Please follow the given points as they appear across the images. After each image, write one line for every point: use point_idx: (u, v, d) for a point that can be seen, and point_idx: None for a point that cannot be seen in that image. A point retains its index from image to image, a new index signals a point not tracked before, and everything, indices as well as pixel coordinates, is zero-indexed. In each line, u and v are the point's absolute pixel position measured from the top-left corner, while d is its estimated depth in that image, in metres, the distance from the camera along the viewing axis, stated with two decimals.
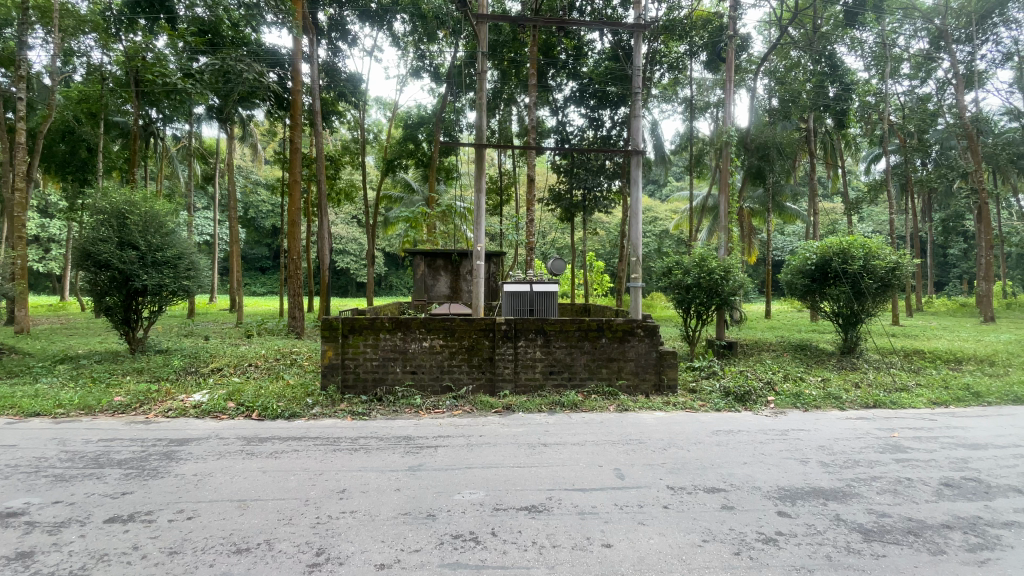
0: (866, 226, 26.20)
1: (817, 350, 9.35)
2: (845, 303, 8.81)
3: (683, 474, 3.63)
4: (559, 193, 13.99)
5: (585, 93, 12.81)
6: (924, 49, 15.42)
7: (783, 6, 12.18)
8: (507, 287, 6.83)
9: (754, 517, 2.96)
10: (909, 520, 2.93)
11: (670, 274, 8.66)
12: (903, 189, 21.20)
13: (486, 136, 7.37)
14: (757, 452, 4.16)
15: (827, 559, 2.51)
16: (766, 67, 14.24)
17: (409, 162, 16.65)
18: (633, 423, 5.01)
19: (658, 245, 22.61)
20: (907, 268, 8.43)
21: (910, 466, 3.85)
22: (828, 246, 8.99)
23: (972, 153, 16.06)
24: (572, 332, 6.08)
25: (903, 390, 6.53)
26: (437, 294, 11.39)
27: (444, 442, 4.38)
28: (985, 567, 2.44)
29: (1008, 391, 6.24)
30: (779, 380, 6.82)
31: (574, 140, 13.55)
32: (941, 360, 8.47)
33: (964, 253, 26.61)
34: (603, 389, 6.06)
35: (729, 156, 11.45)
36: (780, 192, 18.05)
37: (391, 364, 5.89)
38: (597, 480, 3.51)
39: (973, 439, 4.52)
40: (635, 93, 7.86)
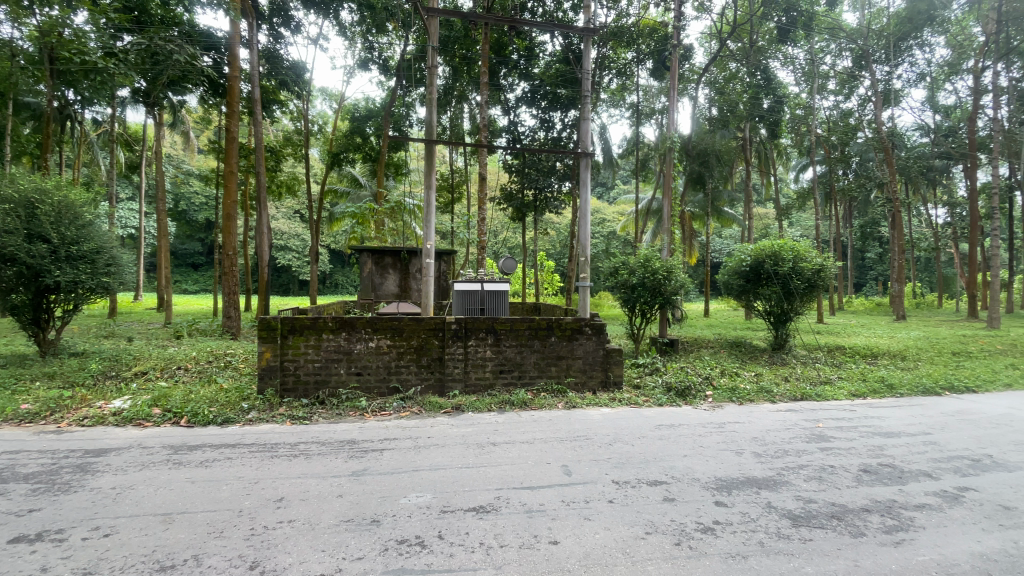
0: (795, 232, 28.09)
1: (751, 346, 9.91)
2: (777, 303, 9.36)
3: (628, 469, 3.72)
4: (510, 192, 13.96)
5: (536, 95, 12.91)
6: (848, 67, 16.78)
7: (723, 19, 12.80)
8: (457, 286, 6.74)
9: (693, 508, 3.08)
10: (833, 505, 3.15)
11: (617, 275, 8.90)
12: (827, 197, 22.85)
13: (436, 133, 7.23)
14: (697, 444, 4.34)
15: (760, 545, 2.65)
16: (707, 78, 14.92)
17: (356, 157, 16.13)
18: (581, 420, 5.10)
19: (606, 246, 23.22)
20: (831, 270, 9.07)
21: (833, 454, 4.15)
22: (761, 249, 9.54)
23: (888, 166, 17.50)
24: (522, 331, 6.11)
25: (827, 383, 7.04)
26: (384, 293, 11.09)
27: (391, 444, 4.26)
28: (901, 548, 2.65)
29: (916, 383, 6.85)
30: (717, 375, 7.18)
31: (525, 141, 13.61)
32: (859, 355, 9.20)
33: (879, 257, 29.11)
34: (552, 387, 6.13)
35: (672, 162, 11.92)
36: (718, 197, 19.03)
37: (335, 365, 5.67)
38: (545, 478, 3.53)
39: (887, 427, 4.94)
40: (584, 96, 7.97)
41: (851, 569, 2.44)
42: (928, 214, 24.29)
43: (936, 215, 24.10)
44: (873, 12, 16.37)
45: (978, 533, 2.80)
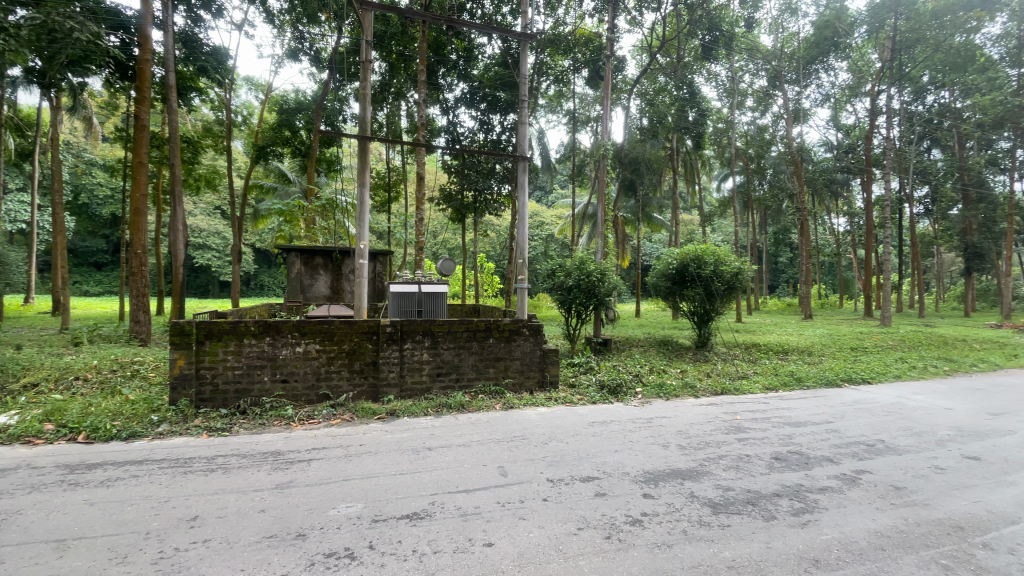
0: (717, 237, 30.05)
1: (677, 344, 10.47)
2: (700, 303, 9.96)
3: (562, 466, 3.80)
4: (449, 193, 13.82)
5: (476, 96, 12.88)
6: (764, 86, 18.27)
7: (653, 33, 13.43)
8: (393, 287, 6.59)
9: (623, 502, 3.20)
10: (749, 492, 3.39)
11: (554, 276, 9.09)
12: (745, 206, 24.63)
13: (370, 130, 7.02)
14: (627, 439, 4.52)
15: (684, 534, 2.79)
16: (638, 89, 15.55)
17: (284, 151, 15.31)
18: (518, 420, 5.14)
19: (545, 248, 23.72)
20: (747, 273, 9.77)
21: (749, 444, 4.47)
22: (686, 253, 10.09)
23: (797, 179, 19.10)
24: (461, 333, 6.07)
25: (744, 378, 7.59)
26: (314, 295, 10.61)
27: (319, 454, 4.08)
28: (806, 528, 2.90)
29: (821, 376, 7.55)
30: (646, 372, 7.53)
31: (464, 141, 13.52)
32: (772, 352, 9.99)
33: (790, 261, 31.80)
34: (490, 389, 6.15)
35: (606, 168, 12.33)
36: (649, 204, 19.94)
37: (257, 372, 5.34)
38: (481, 480, 3.52)
39: (795, 417, 5.41)
40: (521, 100, 8.05)
41: (764, 550, 2.64)
42: (831, 223, 26.85)
43: (837, 224, 26.70)
44: (786, 36, 17.77)
45: (872, 512, 3.12)
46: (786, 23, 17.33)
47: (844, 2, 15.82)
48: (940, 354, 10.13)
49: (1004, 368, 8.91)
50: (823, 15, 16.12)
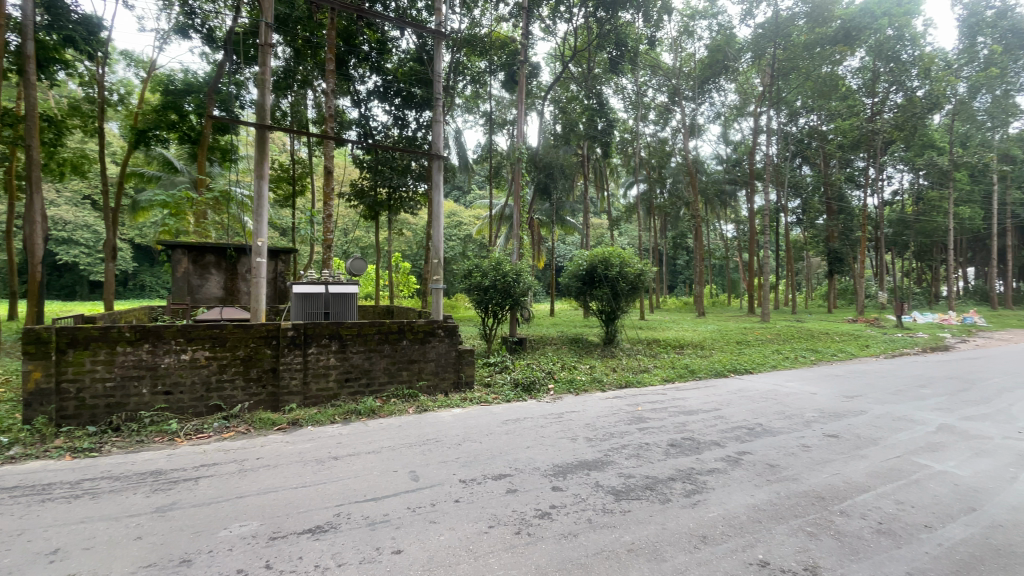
0: (624, 240, 31.91)
1: (587, 341, 10.96)
2: (607, 303, 10.54)
3: (474, 466, 3.82)
4: (361, 189, 13.23)
5: (389, 90, 12.49)
6: (665, 102, 19.79)
7: (566, 43, 13.99)
8: (297, 287, 6.20)
9: (533, 496, 3.29)
10: (648, 478, 3.64)
11: (470, 277, 9.08)
12: (649, 211, 26.42)
13: (271, 119, 6.56)
14: (538, 435, 4.65)
15: (589, 522, 2.94)
16: (552, 96, 16.05)
17: (169, 137, 13.77)
18: (430, 423, 5.08)
19: (463, 249, 23.73)
20: (649, 274, 10.48)
21: (649, 432, 4.81)
22: (595, 255, 10.61)
23: (692, 188, 20.73)
24: (371, 336, 5.87)
25: (645, 371, 8.16)
26: (204, 296, 9.73)
27: (210, 471, 3.74)
28: (696, 508, 3.18)
29: (711, 368, 8.33)
30: (558, 369, 7.81)
31: (377, 136, 13.01)
32: (670, 346, 10.85)
33: (687, 263, 34.66)
34: (403, 392, 6.00)
35: (520, 172, 12.54)
36: (562, 208, 20.64)
37: (134, 384, 4.77)
38: (391, 486, 3.44)
39: (689, 406, 5.91)
40: (436, 98, 7.91)
41: (660, 532, 2.85)
42: (721, 229, 29.62)
43: (726, 230, 29.57)
44: (684, 55, 19.25)
45: (751, 488, 3.50)
46: (685, 44, 18.79)
47: (733, 29, 17.50)
48: (808, 346, 11.60)
49: (856, 357, 10.42)
50: (715, 39, 17.72)
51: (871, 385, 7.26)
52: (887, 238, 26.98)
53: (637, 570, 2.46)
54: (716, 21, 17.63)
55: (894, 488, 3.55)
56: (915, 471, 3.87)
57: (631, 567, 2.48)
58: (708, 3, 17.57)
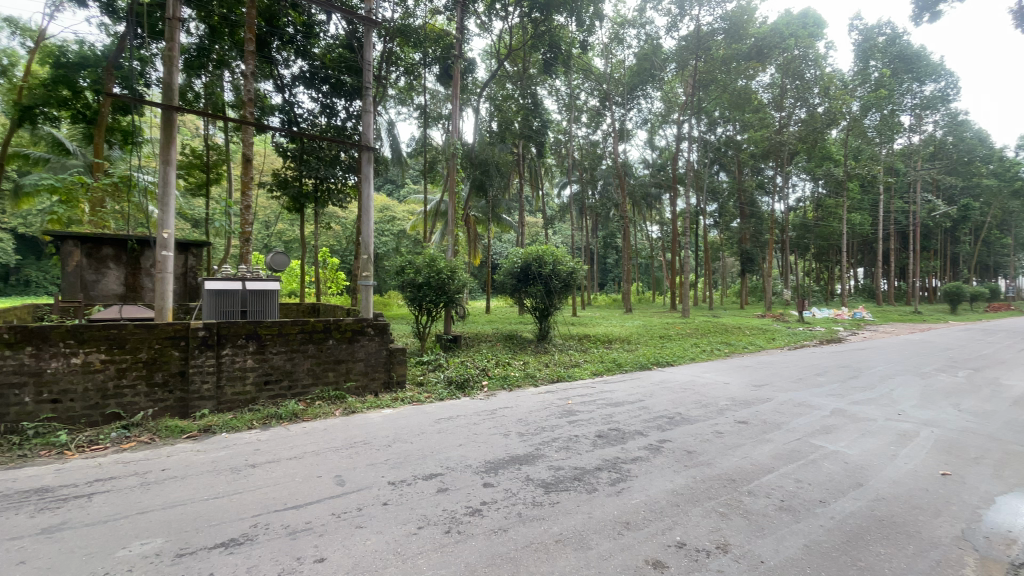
0: (558, 239, 32.68)
1: (521, 338, 11.09)
2: (541, 300, 10.73)
3: (404, 467, 3.74)
4: (285, 179, 12.41)
5: (316, 77, 11.90)
6: (596, 106, 20.53)
7: (501, 41, 14.10)
8: (208, 284, 5.73)
9: (463, 494, 3.28)
10: (576, 469, 3.76)
11: (403, 273, 8.84)
12: (580, 211, 27.24)
13: (179, 100, 6.01)
14: (471, 432, 4.65)
15: (518, 516, 2.97)
16: (487, 93, 15.83)
17: (60, 115, 12.26)
18: (358, 425, 4.92)
19: (396, 245, 23.10)
20: (581, 272, 10.78)
21: (578, 425, 4.96)
22: (529, 252, 10.74)
23: (621, 190, 21.52)
24: (294, 336, 5.57)
25: (576, 366, 8.42)
26: (101, 293, 8.79)
27: (107, 486, 3.38)
28: (621, 495, 3.32)
29: (637, 361, 8.77)
30: (491, 366, 7.83)
31: (303, 124, 12.32)
32: (600, 341, 11.26)
33: (616, 262, 36.14)
34: (328, 394, 5.75)
35: (455, 167, 12.36)
36: (498, 206, 20.60)
37: (14, 392, 4.23)
38: (313, 493, 3.28)
39: (616, 398, 6.17)
40: (366, 87, 7.56)
41: (587, 521, 2.95)
42: (648, 230, 31.16)
43: (652, 231, 31.15)
44: (615, 62, 19.92)
45: (671, 474, 3.71)
46: (615, 50, 19.46)
47: (659, 40, 18.35)
48: (722, 339, 12.51)
49: (764, 349, 11.38)
50: (643, 48, 18.50)
51: (776, 374, 7.97)
52: (792, 241, 29.56)
53: (564, 560, 2.52)
54: (643, 31, 18.40)
55: (795, 467, 3.91)
56: (813, 452, 4.28)
57: (559, 557, 2.54)
58: (636, 13, 18.31)
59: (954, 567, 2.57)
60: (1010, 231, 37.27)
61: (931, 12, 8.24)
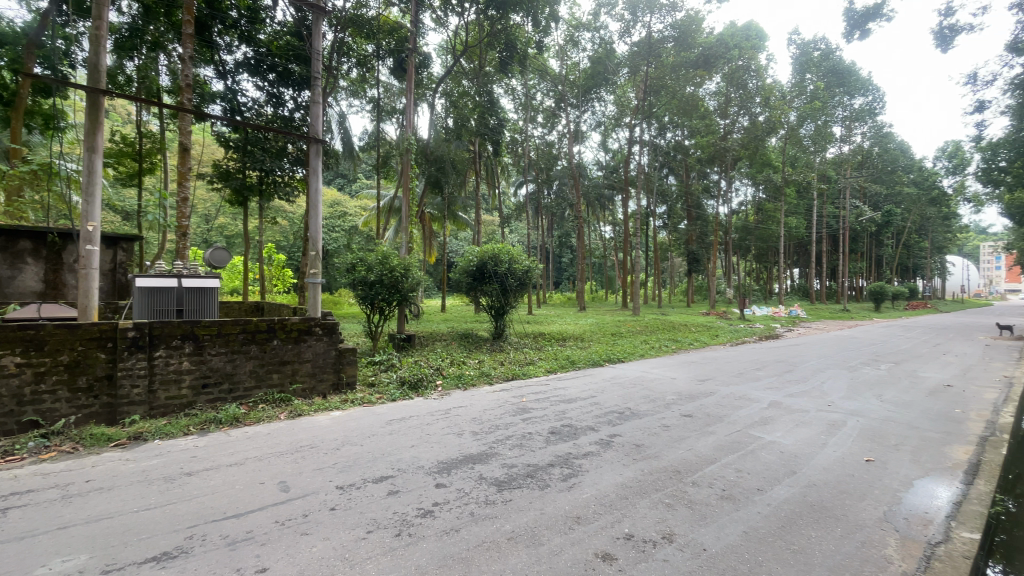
0: (514, 238, 32.85)
1: (476, 337, 11.05)
2: (496, 299, 10.73)
3: (353, 471, 3.63)
4: (227, 170, 11.76)
5: (262, 64, 11.34)
6: (552, 106, 20.79)
7: (458, 36, 13.94)
8: (140, 281, 5.35)
9: (415, 496, 3.23)
10: (529, 466, 3.79)
11: (354, 271, 8.60)
12: (536, 211, 27.52)
13: (107, 83, 5.56)
14: (424, 433, 4.58)
15: (471, 516, 2.96)
16: (443, 89, 15.64)
17: None
18: (305, 428, 4.74)
19: (347, 241, 22.42)
20: (536, 271, 10.86)
21: (532, 422, 5.00)
22: (485, 251, 10.67)
23: (576, 190, 21.83)
24: (235, 336, 5.30)
25: (531, 364, 8.49)
26: (16, 290, 8.04)
27: (21, 500, 3.09)
28: (572, 490, 3.38)
29: (590, 358, 8.96)
30: (446, 365, 7.76)
31: (247, 114, 11.73)
32: (554, 339, 11.41)
33: (571, 261, 36.75)
34: (273, 397, 5.51)
35: (409, 162, 12.10)
36: (454, 203, 20.41)
37: None
38: (255, 501, 3.13)
39: (569, 395, 6.28)
40: (315, 77, 7.26)
41: (538, 518, 2.97)
42: (601, 230, 31.90)
43: (605, 231, 31.87)
44: (570, 64, 20.20)
45: (621, 468, 3.81)
46: (570, 52, 19.77)
47: (612, 44, 18.77)
48: (671, 336, 12.98)
49: (709, 345, 11.92)
50: (597, 52, 18.85)
51: (719, 369, 8.36)
52: (735, 242, 31.07)
53: (515, 558, 2.53)
54: (598, 35, 18.77)
55: (735, 458, 4.11)
56: (752, 443, 4.52)
57: (510, 555, 2.55)
58: (591, 16, 18.66)
59: (877, 547, 2.78)
60: (925, 236, 40.81)
61: (860, 29, 8.87)
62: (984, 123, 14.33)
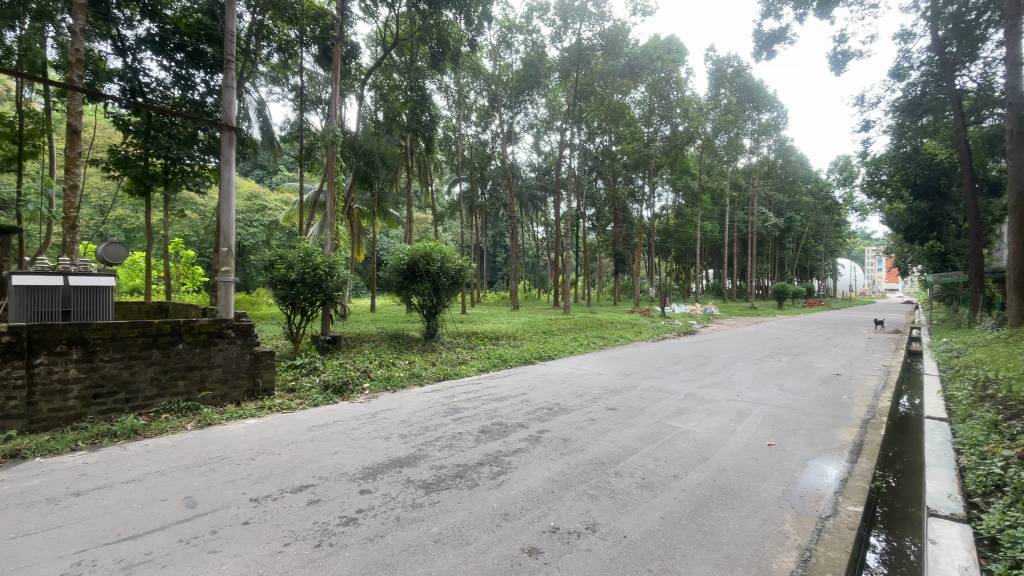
0: (447, 237, 32.61)
1: (408, 337, 10.82)
2: (428, 298, 10.57)
3: (268, 482, 3.42)
4: (126, 157, 10.63)
5: (167, 43, 10.37)
6: (485, 106, 20.88)
7: (387, 28, 13.43)
8: (18, 278, 4.69)
9: (337, 504, 3.11)
10: (458, 466, 3.77)
11: (273, 268, 8.12)
12: (470, 209, 27.48)
13: None
14: (348, 438, 4.42)
15: (397, 521, 2.89)
16: (373, 80, 15.36)
17: None
18: (216, 439, 4.39)
19: (267, 236, 21.12)
20: (469, 270, 10.81)
21: (462, 422, 4.98)
22: (416, 249, 10.48)
23: (509, 190, 22.01)
24: (132, 341, 4.81)
25: (464, 363, 8.45)
26: None
27: None
28: (500, 488, 3.41)
29: (522, 356, 9.09)
30: (374, 367, 7.53)
31: (150, 95, 10.69)
32: (487, 338, 11.44)
33: (504, 261, 37.11)
34: (178, 406, 5.07)
35: (335, 155, 11.54)
36: (385, 199, 19.85)
37: None
38: (157, 519, 2.86)
39: (499, 393, 6.32)
40: (228, 59, 6.73)
41: (466, 517, 2.97)
42: (533, 230, 32.43)
43: (538, 231, 32.45)
44: (503, 65, 20.44)
45: (549, 463, 3.89)
46: (503, 53, 19.96)
47: (543, 48, 19.19)
48: (598, 333, 13.47)
49: (633, 341, 12.52)
50: (529, 54, 19.23)
51: (643, 364, 8.80)
52: (658, 244, 32.84)
53: (442, 559, 2.50)
54: (530, 37, 19.12)
55: (655, 447, 4.34)
56: (670, 433, 4.79)
57: (436, 557, 2.52)
58: (524, 19, 18.92)
59: (776, 523, 3.05)
60: (820, 241, 45.41)
61: (767, 51, 9.71)
62: (868, 141, 16.26)
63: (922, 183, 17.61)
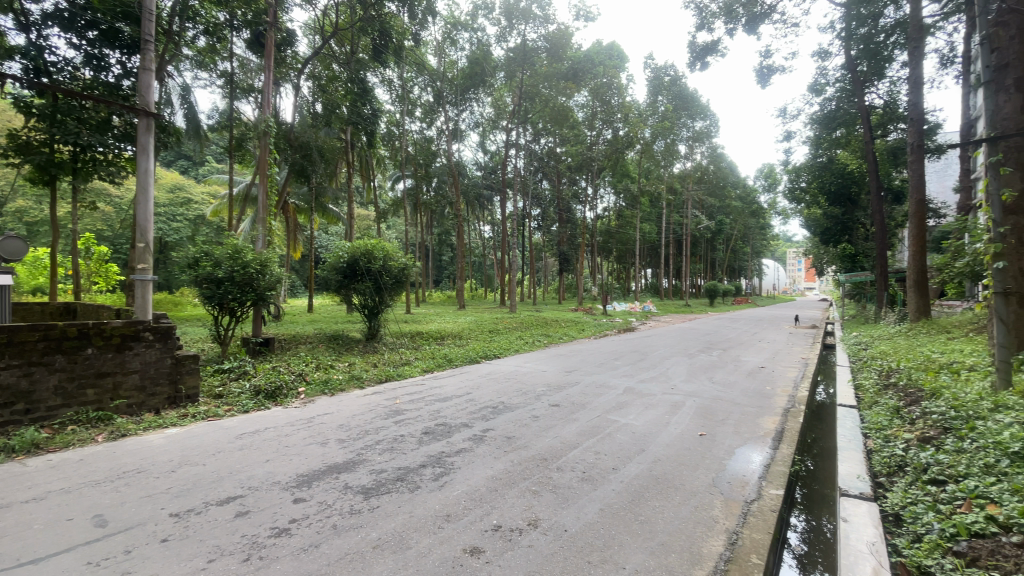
0: (390, 235, 31.85)
1: (348, 338, 10.45)
2: (369, 297, 10.26)
3: (191, 495, 3.19)
4: (24, 142, 9.49)
5: (76, 18, 9.38)
6: (429, 102, 20.55)
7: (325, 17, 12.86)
8: None
9: (269, 514, 2.95)
10: (399, 470, 3.69)
11: (197, 266, 7.58)
12: (414, 206, 26.95)
13: None
14: (282, 445, 4.21)
15: (333, 529, 2.79)
16: (310, 70, 14.61)
17: None
18: (132, 451, 4.05)
19: (193, 232, 19.69)
20: (412, 269, 10.60)
21: (404, 424, 4.88)
22: (356, 247, 10.13)
23: (454, 188, 21.78)
24: (31, 345, 4.34)
25: (406, 364, 8.28)
26: None
27: None
28: (442, 488, 3.38)
29: (466, 356, 9.04)
30: (310, 370, 7.22)
31: (56, 75, 9.68)
32: (431, 338, 11.28)
33: (450, 259, 36.75)
34: (88, 417, 4.62)
35: (267, 147, 10.91)
36: (323, 195, 19.06)
37: None
38: (60, 541, 2.60)
39: (443, 393, 6.25)
40: (146, 41, 6.18)
41: (406, 521, 2.91)
42: (479, 229, 32.34)
43: (484, 230, 32.40)
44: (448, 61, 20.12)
45: (491, 461, 3.90)
46: (448, 50, 19.71)
47: (489, 47, 19.18)
48: (542, 331, 13.64)
49: (576, 339, 12.80)
50: (474, 52, 19.14)
51: (585, 361, 9.00)
52: (601, 244, 33.72)
53: (381, 565, 2.44)
54: (475, 36, 19.05)
55: (595, 442, 4.46)
56: (609, 427, 4.93)
57: (375, 563, 2.46)
58: (469, 16, 18.81)
59: (707, 509, 3.23)
60: (748, 242, 48.47)
61: (701, 62, 10.21)
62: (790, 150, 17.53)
63: (836, 190, 19.23)
